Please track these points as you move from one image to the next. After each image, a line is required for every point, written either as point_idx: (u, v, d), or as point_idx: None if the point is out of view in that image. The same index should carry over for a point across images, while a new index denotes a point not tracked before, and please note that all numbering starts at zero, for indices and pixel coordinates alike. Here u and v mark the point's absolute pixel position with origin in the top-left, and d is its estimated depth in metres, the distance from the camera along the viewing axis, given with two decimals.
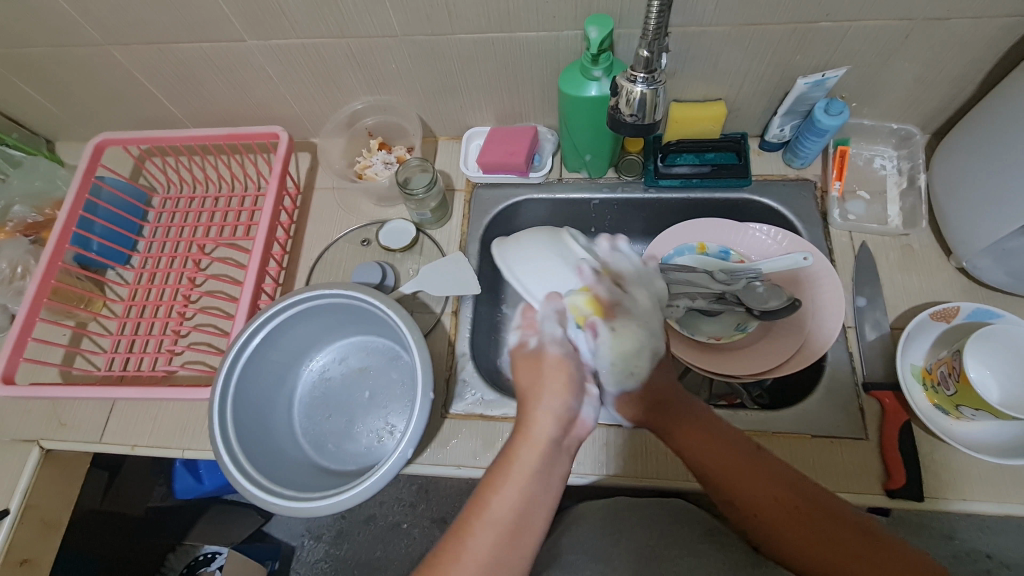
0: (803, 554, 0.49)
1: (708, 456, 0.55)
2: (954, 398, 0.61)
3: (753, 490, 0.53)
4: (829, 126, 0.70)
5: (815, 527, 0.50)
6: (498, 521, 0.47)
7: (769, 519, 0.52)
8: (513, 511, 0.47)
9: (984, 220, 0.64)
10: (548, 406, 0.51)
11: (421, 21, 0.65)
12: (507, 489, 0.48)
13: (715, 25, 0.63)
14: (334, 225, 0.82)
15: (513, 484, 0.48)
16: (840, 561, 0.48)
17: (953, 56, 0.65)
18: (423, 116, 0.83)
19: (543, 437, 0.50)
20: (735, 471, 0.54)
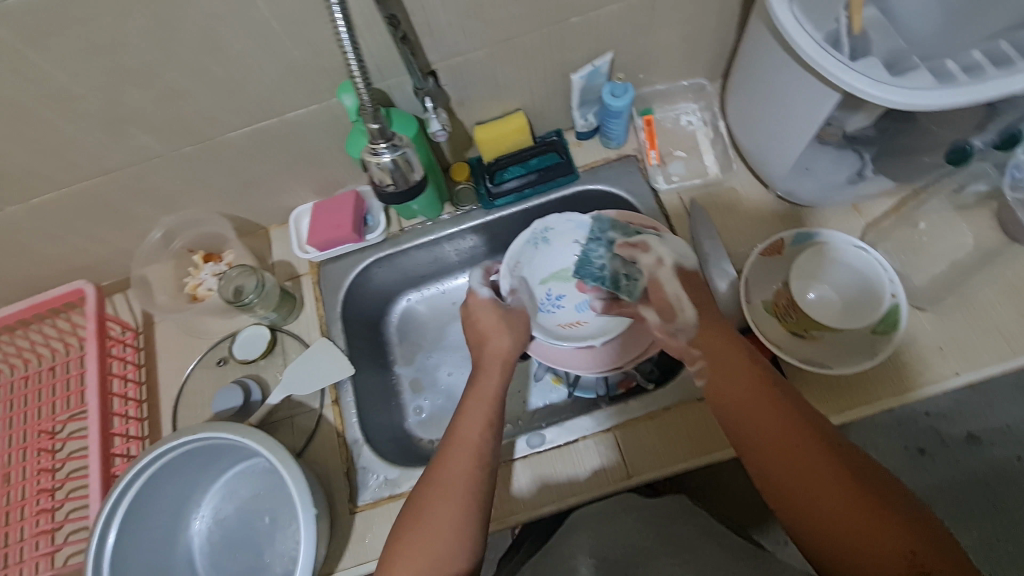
0: (830, 519, 0.44)
1: (731, 378, 0.53)
2: (802, 324, 0.63)
3: (796, 450, 0.47)
4: (620, 107, 0.72)
5: (840, 496, 0.44)
6: (432, 542, 0.50)
7: (798, 485, 0.46)
8: (481, 430, 0.57)
9: (774, 151, 0.68)
10: (474, 406, 0.59)
11: (180, 135, 0.61)
12: (473, 418, 0.58)
13: (473, 50, 0.63)
14: (186, 356, 0.77)
15: (469, 432, 0.57)
16: (865, 554, 0.42)
17: (700, 11, 0.68)
18: (240, 215, 0.79)
19: (479, 406, 0.59)
20: (756, 410, 0.50)
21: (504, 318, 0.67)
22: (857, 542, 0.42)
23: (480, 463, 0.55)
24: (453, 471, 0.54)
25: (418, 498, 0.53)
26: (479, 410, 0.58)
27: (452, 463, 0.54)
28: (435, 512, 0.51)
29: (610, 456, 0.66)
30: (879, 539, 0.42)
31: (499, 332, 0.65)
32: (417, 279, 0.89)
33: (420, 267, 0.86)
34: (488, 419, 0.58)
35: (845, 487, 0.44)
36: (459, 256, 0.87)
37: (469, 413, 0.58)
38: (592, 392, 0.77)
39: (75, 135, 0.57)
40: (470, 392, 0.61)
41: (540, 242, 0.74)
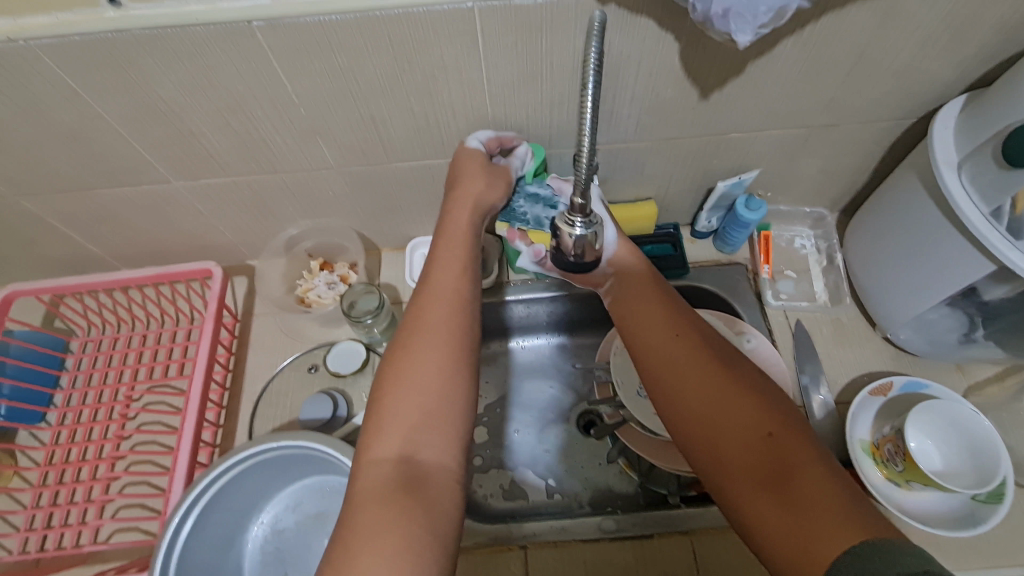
0: (714, 411, 0.47)
1: (649, 328, 0.56)
2: (904, 474, 0.63)
3: (713, 398, 0.48)
4: (751, 220, 0.76)
5: (717, 398, 0.48)
6: (398, 403, 0.48)
7: (690, 388, 0.49)
8: (445, 328, 0.52)
9: (896, 298, 0.70)
10: (451, 263, 0.57)
11: (356, 154, 0.65)
12: (425, 338, 0.51)
13: (637, 141, 0.68)
14: (278, 354, 0.79)
15: (423, 339, 0.51)
16: (740, 419, 0.46)
17: (847, 153, 0.72)
18: (365, 233, 0.82)
19: (450, 269, 0.57)
20: (668, 337, 0.54)
21: (489, 170, 0.63)
22: (742, 430, 0.45)
23: (459, 303, 0.54)
24: (430, 323, 0.52)
25: (390, 354, 0.52)
26: (446, 280, 0.56)
27: (423, 324, 0.52)
28: (409, 371, 0.49)
29: (683, 560, 0.66)
30: (746, 423, 0.46)
31: (466, 197, 0.62)
32: (504, 330, 0.90)
33: (512, 319, 0.88)
34: (461, 272, 0.56)
35: (721, 388, 0.48)
36: (550, 318, 0.88)
37: (420, 317, 0.53)
38: (664, 489, 0.74)
39: (271, 135, 0.61)
40: (444, 234, 0.60)
41: None
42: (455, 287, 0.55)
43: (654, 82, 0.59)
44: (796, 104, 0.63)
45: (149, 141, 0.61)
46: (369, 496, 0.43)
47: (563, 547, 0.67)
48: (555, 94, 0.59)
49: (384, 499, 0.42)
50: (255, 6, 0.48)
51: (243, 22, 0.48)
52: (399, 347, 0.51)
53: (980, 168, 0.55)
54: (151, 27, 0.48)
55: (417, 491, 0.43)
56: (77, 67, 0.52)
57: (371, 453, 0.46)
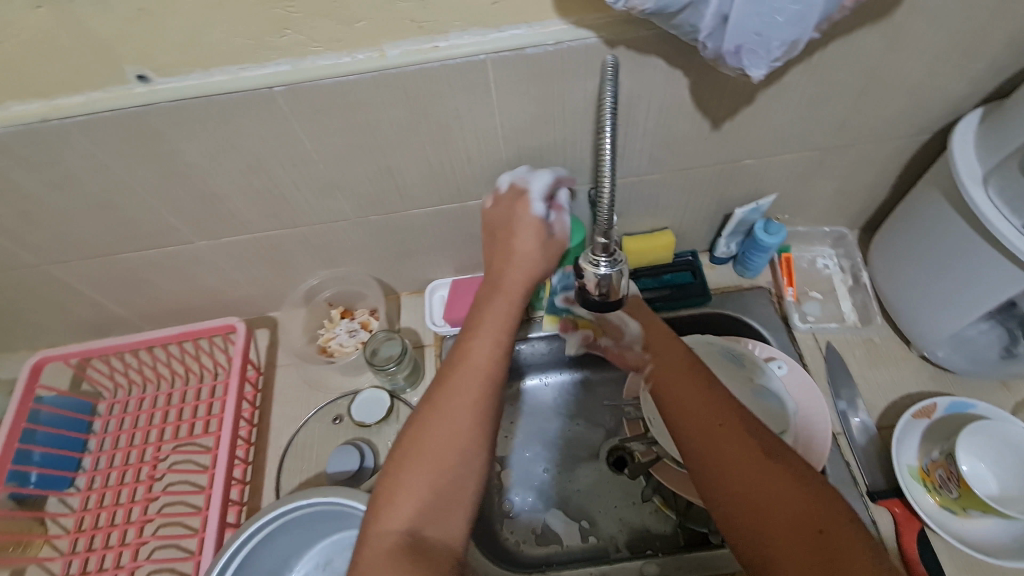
0: (749, 489, 0.47)
1: (692, 392, 0.56)
2: (960, 501, 0.60)
3: (763, 477, 0.47)
4: (771, 244, 0.75)
5: (754, 478, 0.47)
6: (415, 475, 0.48)
7: (723, 463, 0.49)
8: (477, 393, 0.52)
9: (930, 315, 0.68)
10: (490, 330, 0.56)
11: (372, 204, 0.66)
12: (453, 402, 0.51)
13: (651, 173, 0.68)
14: (302, 406, 0.78)
15: (453, 403, 0.51)
16: (778, 498, 0.45)
17: (863, 171, 0.72)
18: (383, 279, 0.82)
19: (485, 334, 0.56)
20: (701, 408, 0.54)
21: (516, 213, 0.62)
22: (779, 510, 0.45)
23: (492, 372, 0.53)
24: (459, 390, 0.52)
25: (411, 428, 0.51)
26: (485, 340, 0.56)
27: (455, 392, 0.52)
28: (428, 443, 0.49)
29: None
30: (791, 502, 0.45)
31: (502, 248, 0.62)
32: (527, 368, 0.89)
33: (534, 356, 0.87)
34: (496, 341, 0.55)
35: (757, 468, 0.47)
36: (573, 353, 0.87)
37: (450, 380, 0.53)
38: (704, 527, 0.72)
39: (291, 191, 0.63)
40: (490, 295, 0.59)
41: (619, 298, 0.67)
42: (488, 355, 0.55)
43: (665, 117, 0.59)
44: (808, 128, 0.63)
45: (174, 204, 0.63)
46: (379, 566, 0.43)
47: None
48: (568, 135, 0.60)
49: (392, 574, 0.42)
50: (276, 72, 0.50)
51: (265, 88, 0.50)
52: (428, 408, 0.51)
53: (1006, 181, 0.54)
54: (177, 98, 0.50)
55: (426, 568, 0.43)
56: (106, 140, 0.54)
57: (380, 524, 0.46)
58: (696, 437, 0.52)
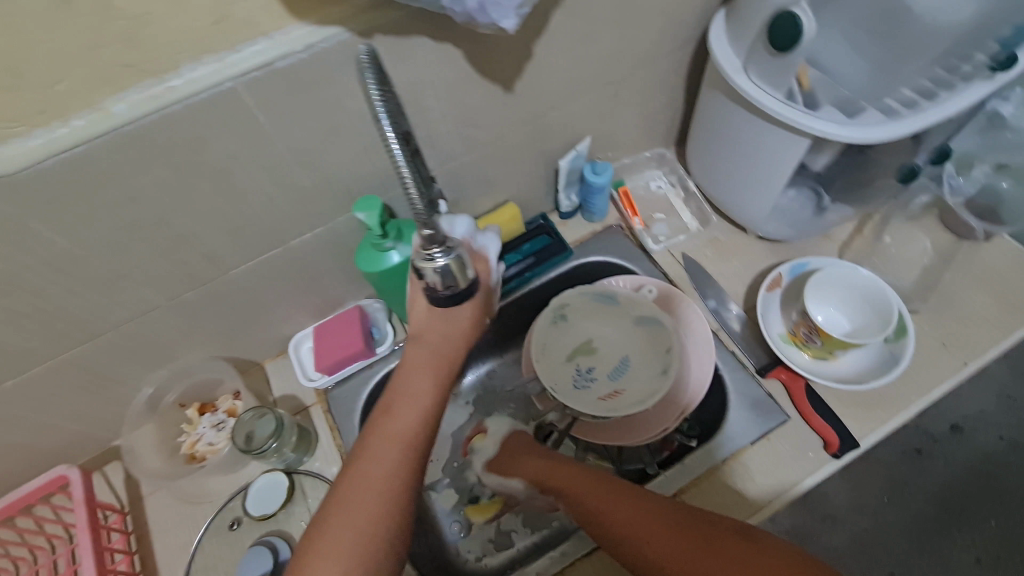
0: (649, 551, 0.50)
1: (573, 483, 0.60)
2: (826, 348, 0.67)
3: (652, 522, 0.51)
4: (603, 184, 0.78)
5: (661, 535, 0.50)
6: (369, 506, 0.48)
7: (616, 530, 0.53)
8: (416, 438, 0.53)
9: (751, 199, 0.75)
10: (428, 375, 0.56)
11: (179, 282, 0.58)
12: (392, 448, 0.51)
13: (467, 153, 0.66)
14: (190, 528, 0.68)
15: (390, 451, 0.51)
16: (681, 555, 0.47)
17: (656, 91, 0.76)
18: (236, 354, 0.73)
19: (417, 372, 0.56)
20: (602, 505, 0.56)
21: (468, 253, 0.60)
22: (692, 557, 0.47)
23: (422, 425, 0.54)
24: (402, 427, 0.53)
25: (340, 485, 0.50)
26: (422, 383, 0.56)
27: (390, 428, 0.53)
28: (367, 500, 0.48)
29: None
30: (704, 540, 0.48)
31: (475, 305, 0.58)
32: None
33: None
34: (431, 373, 0.57)
35: (659, 525, 0.50)
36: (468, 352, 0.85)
37: (388, 428, 0.52)
38: (639, 463, 0.73)
39: (66, 301, 0.52)
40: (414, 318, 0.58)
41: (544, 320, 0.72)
42: (425, 413, 0.55)
43: (457, 94, 0.58)
44: (591, 66, 0.66)
45: None
46: None
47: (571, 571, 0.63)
48: (365, 140, 0.56)
49: None
50: None
51: None
52: (372, 448, 0.51)
53: (763, 64, 0.59)
54: None
55: None
56: None
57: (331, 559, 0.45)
58: (592, 514, 0.56)
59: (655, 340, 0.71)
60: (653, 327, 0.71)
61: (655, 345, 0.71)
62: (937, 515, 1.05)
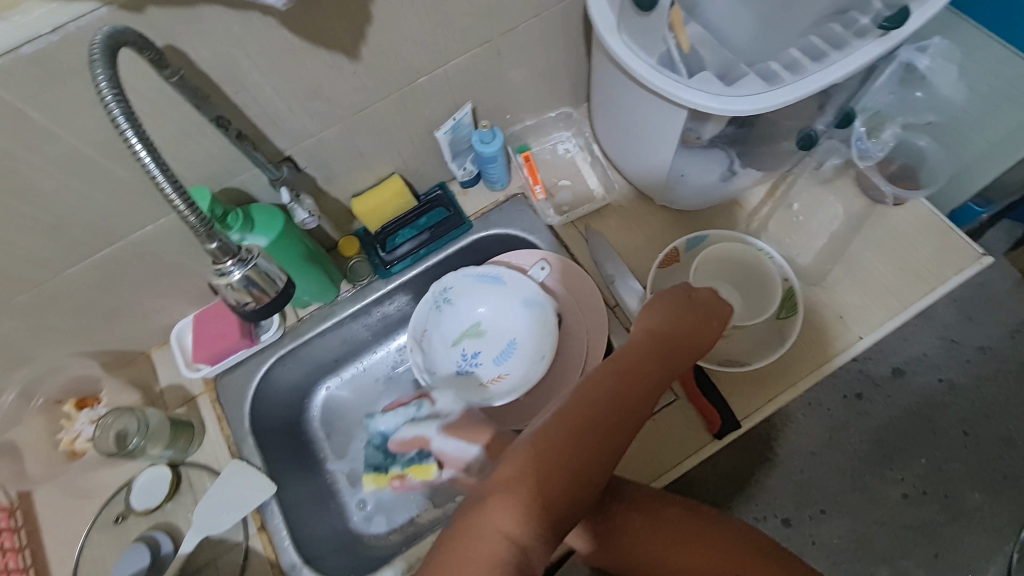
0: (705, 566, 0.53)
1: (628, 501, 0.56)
2: None
3: (712, 539, 0.54)
4: (492, 153, 0.71)
5: (674, 547, 0.54)
6: (498, 543, 0.39)
7: (620, 533, 0.56)
8: (571, 475, 0.43)
9: (648, 165, 0.70)
10: (597, 420, 0.46)
11: (4, 286, 0.54)
12: (526, 483, 0.42)
13: (325, 128, 0.60)
14: (77, 521, 0.68)
15: (522, 501, 0.41)
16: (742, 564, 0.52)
17: (547, 46, 0.69)
18: (111, 348, 0.70)
19: (581, 425, 0.46)
20: (656, 521, 0.55)
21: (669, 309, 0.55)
22: (701, 563, 0.53)
23: (583, 464, 0.44)
24: (541, 481, 0.42)
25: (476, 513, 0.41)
26: (576, 429, 0.45)
27: (560, 476, 0.43)
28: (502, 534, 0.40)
29: None
30: (718, 553, 0.53)
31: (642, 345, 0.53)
32: (331, 365, 0.82)
33: (328, 354, 0.80)
34: (594, 429, 0.46)
35: (680, 541, 0.54)
36: (370, 330, 0.82)
37: (524, 472, 0.43)
38: None
39: None
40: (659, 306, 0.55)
41: (439, 305, 0.72)
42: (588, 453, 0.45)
43: (285, 67, 0.51)
44: (456, 25, 0.58)
45: None
46: None
47: None
48: (183, 125, 0.50)
49: None
50: None
51: None
52: (524, 491, 0.42)
53: (633, 26, 0.54)
54: None
55: None
56: None
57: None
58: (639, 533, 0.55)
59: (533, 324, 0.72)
60: (531, 310, 0.71)
61: (532, 328, 0.72)
62: (870, 454, 1.03)
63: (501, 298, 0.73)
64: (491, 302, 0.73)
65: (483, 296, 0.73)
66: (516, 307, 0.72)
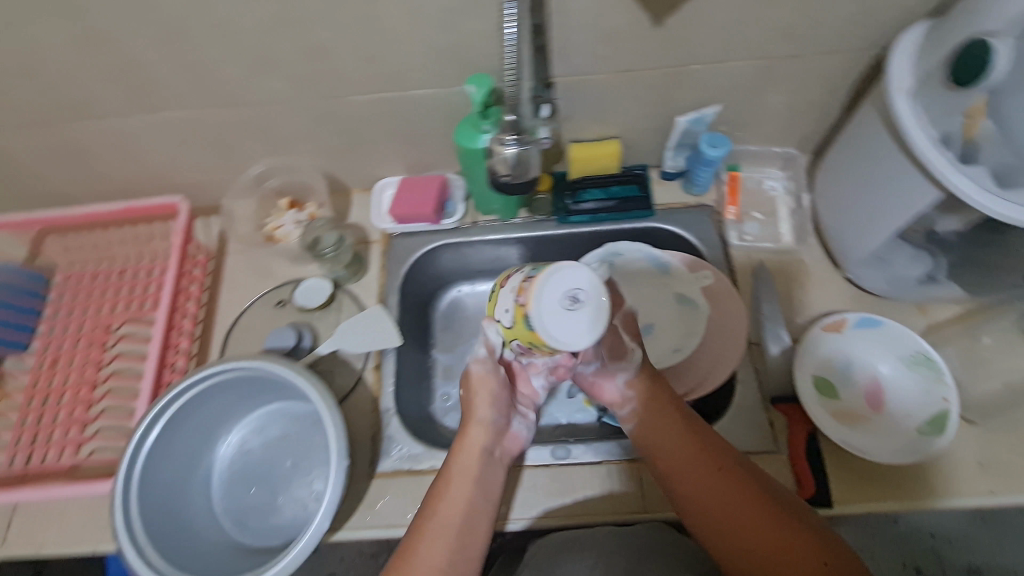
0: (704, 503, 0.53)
1: (660, 425, 0.59)
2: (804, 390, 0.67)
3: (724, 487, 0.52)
4: (715, 157, 0.74)
5: (759, 520, 0.49)
6: (442, 546, 0.53)
7: (704, 481, 0.53)
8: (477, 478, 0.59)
9: (856, 233, 0.70)
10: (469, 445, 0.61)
11: (308, 86, 0.66)
12: (454, 501, 0.57)
13: (595, 73, 0.67)
14: (246, 292, 0.81)
15: (449, 504, 0.56)
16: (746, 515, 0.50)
17: (814, 86, 0.71)
18: (332, 174, 0.83)
19: (470, 454, 0.60)
20: (681, 448, 0.56)
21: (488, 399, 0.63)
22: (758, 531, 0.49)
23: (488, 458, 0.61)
24: (457, 506, 0.56)
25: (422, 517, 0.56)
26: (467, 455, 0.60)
27: (467, 484, 0.58)
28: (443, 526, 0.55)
29: (630, 484, 0.65)
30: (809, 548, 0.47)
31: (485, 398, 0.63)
32: (475, 273, 0.89)
33: (479, 262, 0.88)
34: (484, 449, 0.61)
35: (773, 521, 0.49)
36: (519, 263, 0.88)
37: (449, 489, 0.58)
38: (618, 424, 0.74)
39: (219, 63, 0.62)
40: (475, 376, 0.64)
41: (606, 265, 0.77)
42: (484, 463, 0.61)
43: (604, 5, 0.58)
44: (753, 31, 0.62)
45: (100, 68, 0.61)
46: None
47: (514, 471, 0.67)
48: (503, 20, 0.58)
49: None
50: None
51: None
52: (444, 491, 0.58)
53: (931, 96, 0.55)
54: None
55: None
56: None
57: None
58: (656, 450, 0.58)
59: (679, 321, 0.74)
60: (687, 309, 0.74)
61: (674, 325, 0.75)
62: None
63: (661, 284, 0.76)
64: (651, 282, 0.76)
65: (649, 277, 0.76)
66: (670, 298, 0.76)
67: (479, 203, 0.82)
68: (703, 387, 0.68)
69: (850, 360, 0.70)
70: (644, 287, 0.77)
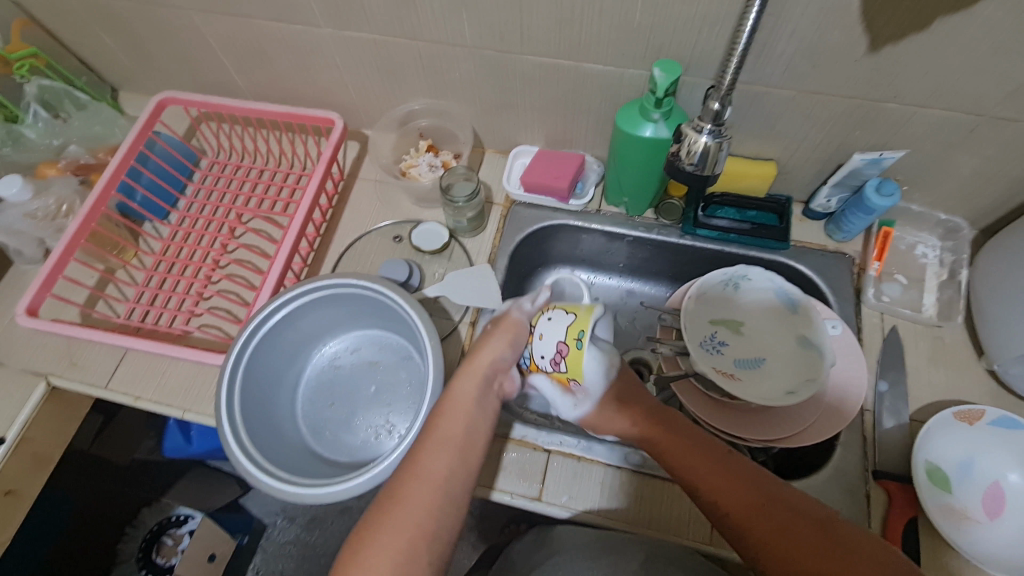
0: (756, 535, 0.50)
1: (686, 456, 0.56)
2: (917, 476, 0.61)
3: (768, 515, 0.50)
4: (880, 206, 0.70)
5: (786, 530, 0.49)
6: (426, 493, 0.51)
7: (718, 486, 0.53)
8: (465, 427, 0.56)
9: (1021, 326, 0.63)
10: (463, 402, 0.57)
11: (491, 36, 0.66)
12: (443, 450, 0.54)
13: (780, 88, 0.64)
14: (371, 217, 0.84)
15: (438, 451, 0.54)
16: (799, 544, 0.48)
17: (1015, 158, 0.64)
18: (476, 128, 0.84)
19: (473, 378, 0.59)
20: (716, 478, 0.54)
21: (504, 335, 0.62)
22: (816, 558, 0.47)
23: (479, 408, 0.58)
24: (454, 435, 0.55)
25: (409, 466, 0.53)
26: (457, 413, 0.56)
27: (456, 426, 0.56)
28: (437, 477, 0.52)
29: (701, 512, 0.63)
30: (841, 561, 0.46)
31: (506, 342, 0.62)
32: (580, 260, 0.88)
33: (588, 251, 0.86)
34: (486, 377, 0.60)
35: (802, 533, 0.48)
36: (628, 262, 0.86)
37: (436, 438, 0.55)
38: None
39: None
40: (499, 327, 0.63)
41: (729, 286, 0.75)
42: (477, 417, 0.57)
43: (823, 16, 0.55)
44: (975, 81, 0.57)
45: None
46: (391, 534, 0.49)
47: (585, 462, 0.66)
48: (710, 11, 0.57)
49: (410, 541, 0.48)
50: None
51: None
52: (433, 432, 0.55)
53: None
54: None
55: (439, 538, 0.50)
56: None
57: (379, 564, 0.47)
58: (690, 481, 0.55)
59: (795, 363, 0.71)
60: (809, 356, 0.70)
61: (788, 367, 0.71)
62: None
63: (782, 322, 0.73)
64: (772, 316, 0.74)
65: (770, 311, 0.74)
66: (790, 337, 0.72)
67: (611, 191, 0.80)
68: (803, 438, 0.65)
69: (974, 458, 0.62)
70: (763, 319, 0.74)
